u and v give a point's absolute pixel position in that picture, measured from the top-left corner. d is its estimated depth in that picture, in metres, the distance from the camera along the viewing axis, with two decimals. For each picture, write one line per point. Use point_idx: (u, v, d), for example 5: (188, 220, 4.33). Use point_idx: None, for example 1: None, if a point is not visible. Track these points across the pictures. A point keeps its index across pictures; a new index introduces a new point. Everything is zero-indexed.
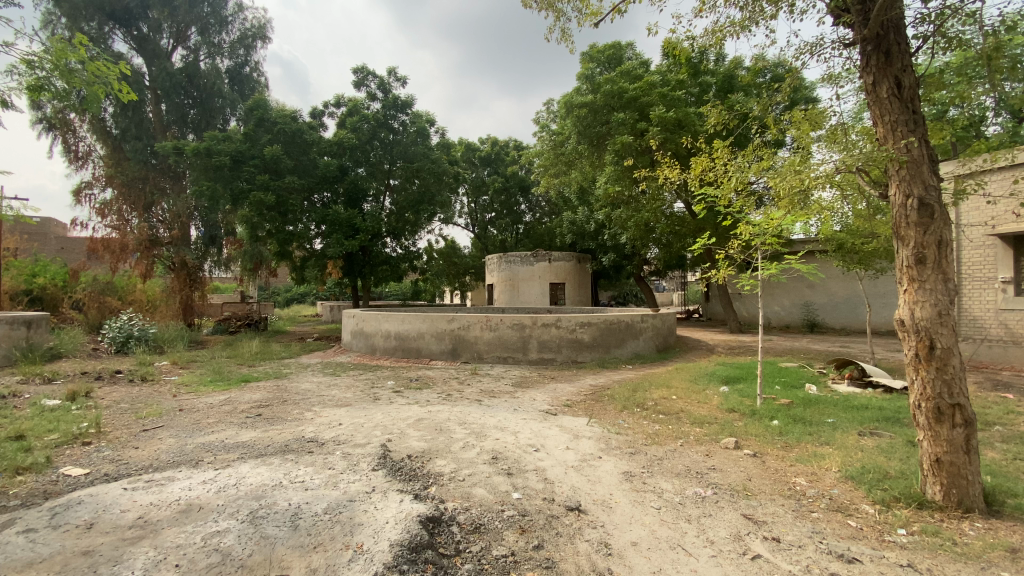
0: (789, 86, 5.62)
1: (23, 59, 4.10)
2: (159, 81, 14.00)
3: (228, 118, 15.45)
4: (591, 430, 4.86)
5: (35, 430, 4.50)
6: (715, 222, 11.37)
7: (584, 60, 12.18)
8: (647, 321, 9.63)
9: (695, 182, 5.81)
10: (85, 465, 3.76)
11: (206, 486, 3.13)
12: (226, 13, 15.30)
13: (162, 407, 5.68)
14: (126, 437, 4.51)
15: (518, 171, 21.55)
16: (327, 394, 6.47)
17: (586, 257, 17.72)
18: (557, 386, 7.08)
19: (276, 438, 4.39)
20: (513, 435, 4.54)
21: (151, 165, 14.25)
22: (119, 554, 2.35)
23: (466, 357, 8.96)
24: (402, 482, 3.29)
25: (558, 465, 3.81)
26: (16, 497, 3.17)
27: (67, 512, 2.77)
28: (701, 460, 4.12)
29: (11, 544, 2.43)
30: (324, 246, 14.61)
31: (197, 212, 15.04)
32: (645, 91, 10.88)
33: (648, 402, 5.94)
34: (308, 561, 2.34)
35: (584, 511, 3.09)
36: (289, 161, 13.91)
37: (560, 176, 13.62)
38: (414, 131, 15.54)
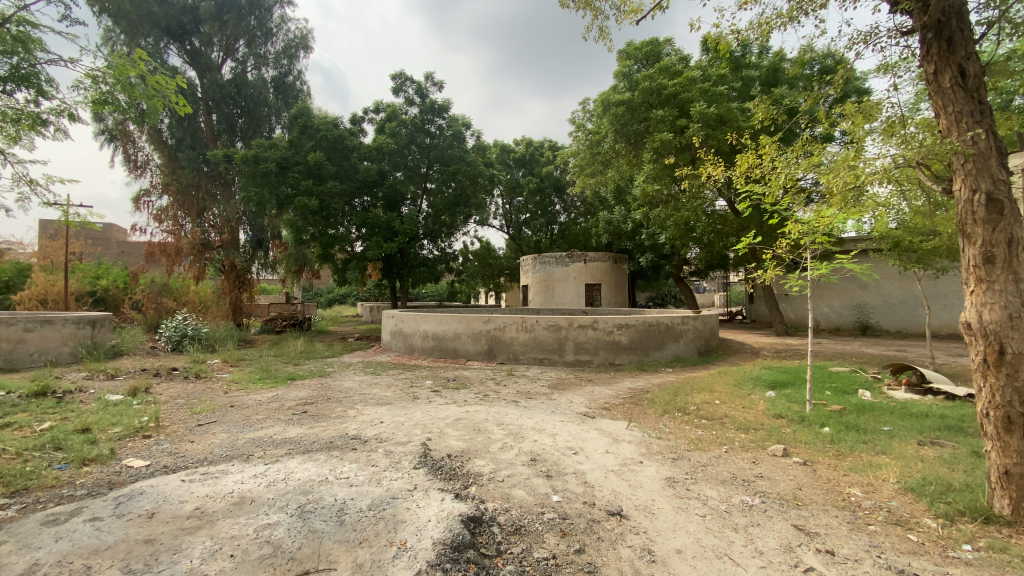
0: (841, 78, 5.36)
1: (88, 74, 4.38)
2: (210, 93, 14.73)
3: (273, 126, 16.07)
4: (631, 434, 4.77)
5: (100, 424, 4.80)
6: (760, 220, 11.01)
7: (621, 58, 12.01)
8: (688, 324, 9.40)
9: (740, 179, 5.62)
10: (145, 457, 3.98)
11: (257, 481, 3.25)
12: (272, 25, 15.96)
13: (214, 403, 5.95)
14: (182, 431, 4.75)
15: (553, 171, 21.44)
16: (368, 393, 6.60)
17: (623, 257, 17.47)
18: (594, 389, 7.00)
19: (320, 435, 4.52)
20: (551, 437, 4.51)
21: (203, 172, 15.00)
22: (178, 543, 2.46)
23: (503, 358, 8.98)
24: (442, 482, 3.31)
25: (598, 468, 3.75)
26: (84, 486, 3.39)
27: (129, 502, 2.93)
28: (748, 466, 3.98)
29: (80, 532, 2.58)
30: (364, 248, 14.97)
31: (245, 217, 15.72)
32: (685, 87, 10.64)
33: (690, 406, 5.79)
34: (354, 555, 2.39)
35: (625, 516, 3.03)
36: (332, 166, 14.35)
37: (596, 176, 13.51)
38: (450, 135, 15.77)
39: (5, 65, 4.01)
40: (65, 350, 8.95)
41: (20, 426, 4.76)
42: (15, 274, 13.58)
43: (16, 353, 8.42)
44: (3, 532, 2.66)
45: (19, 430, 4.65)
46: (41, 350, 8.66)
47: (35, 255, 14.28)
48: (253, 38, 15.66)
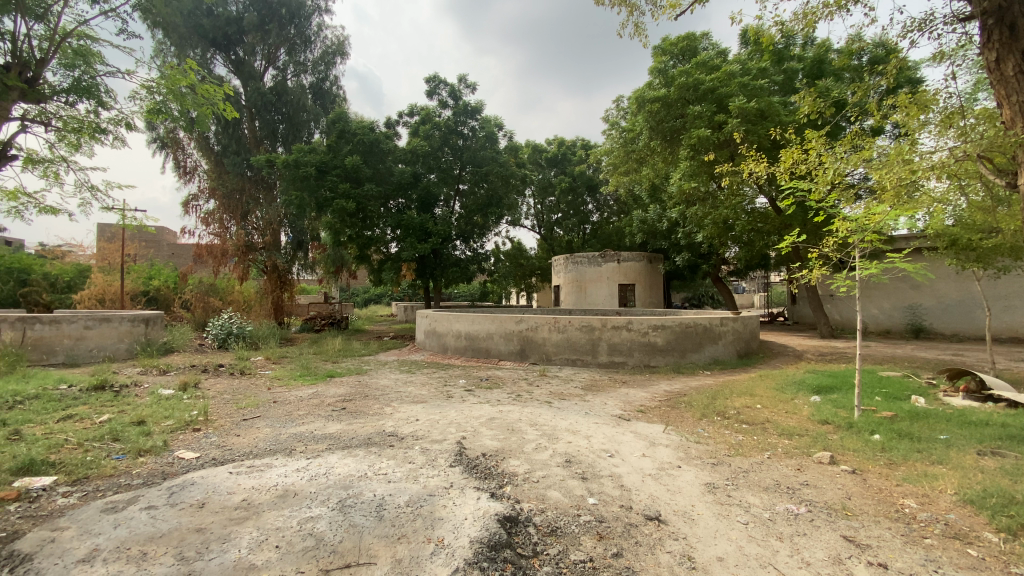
0: (893, 68, 5.11)
1: (143, 85, 4.61)
2: (252, 100, 15.29)
3: (312, 131, 16.55)
4: (668, 437, 4.67)
5: (154, 417, 5.06)
6: (804, 218, 10.60)
7: (656, 54, 11.78)
8: (727, 325, 9.14)
9: (784, 175, 5.41)
10: (196, 450, 4.16)
11: (299, 474, 3.35)
12: (311, 32, 16.44)
13: (259, 399, 6.18)
14: (229, 425, 4.96)
15: (586, 169, 21.25)
16: (404, 391, 6.71)
17: (658, 257, 17.17)
18: (629, 391, 6.89)
19: (359, 432, 4.62)
20: (586, 439, 4.46)
21: (247, 176, 15.62)
22: (227, 533, 2.56)
23: (535, 358, 8.96)
24: (478, 481, 3.33)
25: (635, 472, 3.69)
26: (140, 476, 3.58)
27: (182, 492, 3.08)
28: (792, 474, 3.83)
29: (137, 519, 2.72)
30: (398, 249, 15.24)
31: (287, 220, 16.28)
32: (723, 82, 10.40)
33: (729, 410, 5.63)
34: (393, 551, 2.43)
35: (664, 521, 2.97)
36: (368, 170, 14.68)
37: (631, 174, 13.33)
38: (483, 136, 15.89)
39: (69, 78, 4.22)
40: (122, 347, 9.48)
41: (82, 418, 5.07)
42: (76, 274, 14.48)
43: (78, 349, 8.97)
44: (67, 518, 2.83)
45: (81, 422, 4.95)
46: (100, 347, 9.20)
47: (95, 257, 15.21)
48: (293, 46, 16.19)
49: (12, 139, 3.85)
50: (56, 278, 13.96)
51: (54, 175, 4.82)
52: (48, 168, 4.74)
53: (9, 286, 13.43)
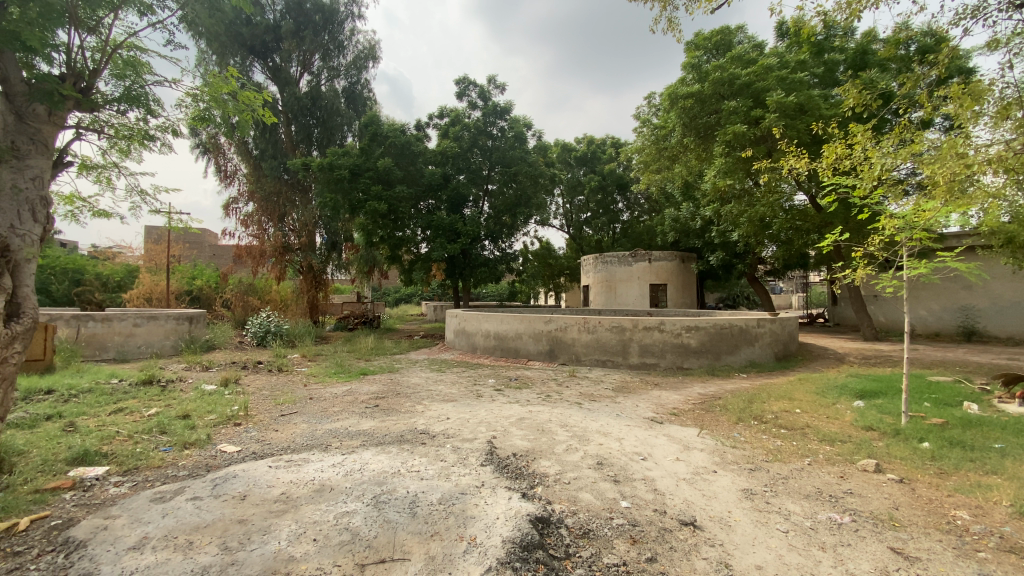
0: (944, 57, 4.86)
1: (188, 93, 4.80)
2: (289, 105, 15.75)
3: (345, 135, 16.93)
4: (702, 441, 4.57)
5: (198, 411, 5.27)
6: (846, 215, 10.20)
7: (689, 49, 11.58)
8: (764, 327, 8.87)
9: (827, 172, 5.21)
10: (237, 444, 4.31)
11: (335, 469, 3.43)
12: (344, 37, 16.81)
13: (296, 395, 6.35)
14: (268, 420, 5.12)
15: (616, 168, 21.02)
16: (434, 390, 6.79)
17: (690, 257, 16.84)
18: (661, 393, 6.77)
19: (391, 429, 4.70)
20: (617, 441, 4.40)
21: (284, 180, 16.12)
22: (267, 525, 2.64)
23: (564, 359, 8.90)
24: (509, 480, 3.34)
25: (668, 476, 3.62)
26: (185, 468, 3.73)
27: (224, 484, 3.19)
28: (835, 481, 3.69)
29: (183, 509, 2.84)
30: (428, 249, 15.43)
31: (321, 222, 16.71)
32: (760, 76, 10.11)
33: (766, 414, 5.46)
34: (427, 548, 2.45)
35: (699, 527, 2.90)
36: (399, 172, 14.91)
37: (662, 171, 13.10)
38: (512, 136, 15.95)
39: (120, 88, 4.26)
40: (167, 344, 9.92)
41: (132, 411, 5.32)
42: (126, 274, 15.25)
43: (127, 345, 9.42)
44: (119, 507, 2.98)
45: (131, 415, 5.20)
46: (147, 343, 9.65)
47: (143, 258, 15.99)
48: (328, 52, 16.57)
49: (68, 148, 4.02)
50: (107, 278, 14.75)
51: (106, 180, 5.08)
52: (100, 173, 5.00)
53: (66, 285, 14.26)
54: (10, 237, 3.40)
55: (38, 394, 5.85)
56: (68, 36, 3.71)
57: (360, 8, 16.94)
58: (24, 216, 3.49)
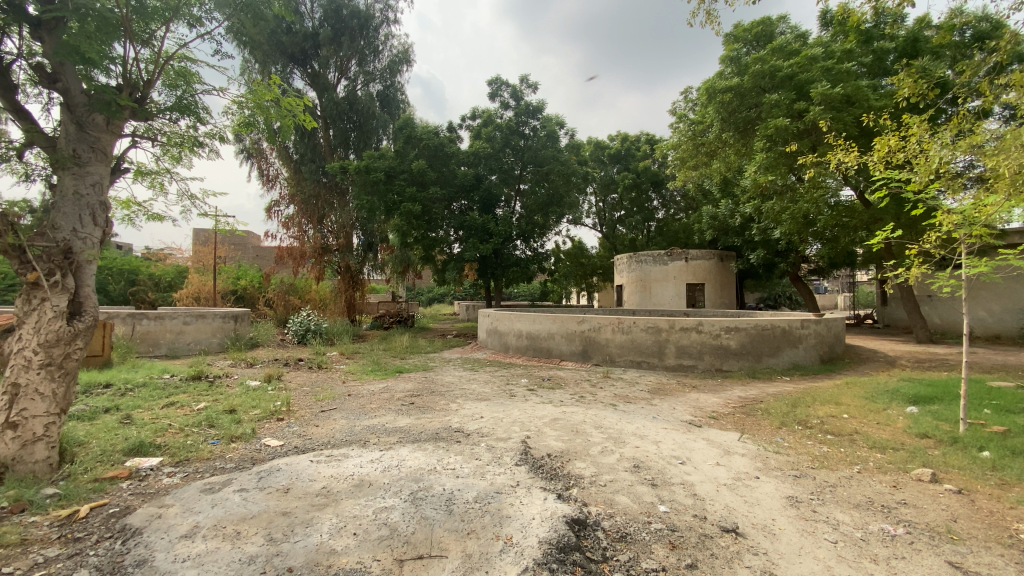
0: (1009, 41, 4.54)
1: (234, 101, 4.98)
2: (327, 110, 16.22)
3: (381, 138, 17.30)
4: (743, 446, 4.43)
5: (244, 406, 5.49)
6: (898, 211, 9.70)
7: (728, 42, 11.29)
8: (808, 328, 8.54)
9: (878, 166, 4.97)
10: (280, 438, 4.46)
11: (373, 465, 3.50)
12: (379, 42, 17.16)
13: (335, 392, 6.53)
14: (309, 416, 5.29)
15: (651, 165, 20.64)
16: (469, 389, 6.84)
17: (730, 255, 16.37)
18: (699, 396, 6.61)
19: (427, 426, 4.77)
20: (655, 444, 4.32)
21: (322, 183, 16.60)
22: (310, 518, 2.72)
23: (598, 360, 8.80)
24: (544, 481, 3.33)
25: (708, 481, 3.52)
26: (232, 460, 3.89)
27: (269, 477, 3.31)
28: (887, 491, 3.50)
29: (232, 500, 2.97)
30: (461, 250, 15.56)
31: (358, 223, 17.13)
32: (804, 67, 9.74)
33: (812, 419, 5.25)
34: (463, 546, 2.47)
35: (742, 534, 2.81)
36: (433, 173, 15.09)
37: (699, 168, 12.79)
38: (544, 135, 15.90)
39: (172, 97, 4.46)
40: (214, 341, 10.37)
41: (183, 405, 5.60)
42: (176, 275, 16.06)
43: (178, 342, 9.90)
44: (172, 496, 3.13)
45: (182, 409, 5.47)
46: (196, 340, 10.13)
47: (192, 259, 16.79)
48: (363, 57, 16.94)
49: (125, 155, 4.24)
50: (159, 279, 15.55)
51: (159, 185, 5.34)
52: (154, 179, 5.26)
53: (122, 285, 15.12)
54: (73, 239, 3.65)
55: (98, 388, 6.22)
56: (124, 49, 3.91)
57: (394, 13, 17.25)
58: (85, 220, 3.74)
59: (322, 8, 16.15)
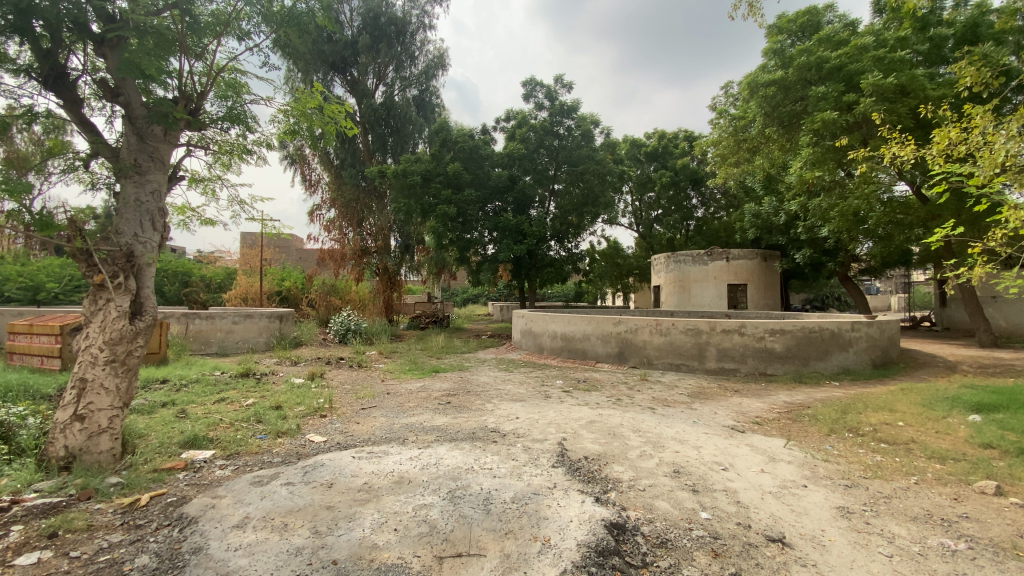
0: None
1: (280, 110, 5.18)
2: (366, 116, 16.69)
3: (417, 142, 17.65)
4: (789, 453, 4.27)
5: (289, 402, 5.71)
6: (958, 207, 9.13)
7: (771, 34, 10.94)
8: (859, 331, 8.15)
9: (937, 160, 4.68)
10: (323, 434, 4.61)
11: (413, 463, 3.57)
12: (415, 48, 17.49)
13: (374, 390, 6.70)
14: (350, 413, 5.44)
15: (689, 163, 20.17)
16: (504, 389, 6.86)
17: (773, 255, 15.80)
18: (741, 400, 6.41)
19: (463, 425, 4.83)
20: (695, 449, 4.21)
21: (362, 187, 17.06)
22: (352, 513, 2.80)
23: (635, 362, 8.66)
24: (582, 483, 3.31)
25: (752, 488, 3.41)
26: (279, 455, 4.04)
27: (314, 472, 3.43)
28: (947, 504, 3.30)
29: (279, 493, 3.09)
30: (496, 250, 15.63)
31: (396, 225, 17.50)
32: (854, 57, 9.30)
33: (863, 427, 5.00)
34: (502, 545, 2.49)
35: (789, 544, 2.72)
36: (468, 175, 15.26)
37: (741, 165, 12.42)
38: (579, 135, 15.80)
39: (223, 108, 4.68)
40: (261, 340, 10.82)
41: (233, 401, 5.87)
42: (225, 277, 16.85)
43: (228, 340, 10.39)
44: (224, 487, 3.29)
45: (232, 404, 5.74)
46: (245, 339, 10.59)
47: (240, 261, 17.57)
48: (400, 63, 17.30)
49: (180, 164, 4.48)
50: (210, 280, 16.38)
51: (211, 192, 5.62)
52: (207, 186, 5.54)
53: (176, 286, 15.98)
54: (135, 244, 3.89)
55: (156, 383, 6.60)
56: (179, 62, 4.13)
57: (430, 18, 17.54)
58: (146, 225, 3.98)
59: (361, 17, 16.57)
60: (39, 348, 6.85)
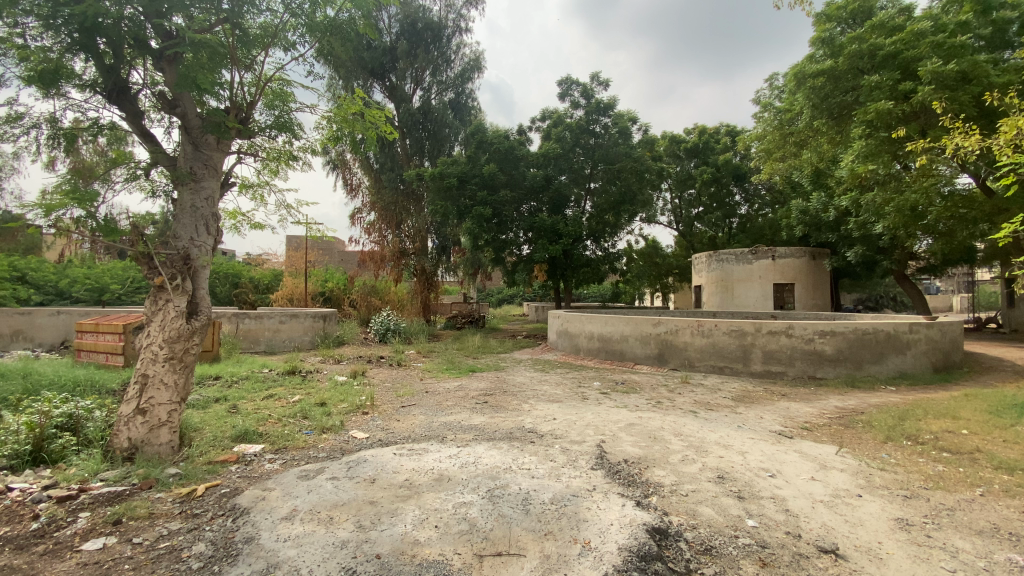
0: None
1: (324, 117, 5.36)
2: (404, 120, 17.05)
3: (453, 145, 17.90)
4: (841, 460, 4.07)
5: (333, 399, 5.90)
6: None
7: (819, 22, 10.47)
8: (918, 332, 7.68)
9: (1005, 150, 4.34)
10: (366, 431, 4.73)
11: (452, 461, 3.62)
12: (451, 52, 17.73)
13: (414, 388, 6.82)
14: (391, 410, 5.57)
15: (732, 158, 19.55)
16: (541, 389, 6.86)
17: (822, 253, 15.12)
18: (789, 404, 6.16)
19: (501, 425, 4.86)
20: (740, 455, 4.08)
21: (400, 190, 17.42)
22: (394, 508, 2.87)
23: (676, 364, 8.46)
24: (622, 487, 3.27)
25: (802, 496, 3.28)
26: (324, 450, 4.18)
27: (357, 467, 3.53)
28: (1018, 518, 3.06)
29: (326, 487, 3.20)
30: (531, 251, 15.61)
31: (433, 227, 17.78)
32: (910, 44, 8.79)
33: (923, 435, 4.71)
34: (542, 546, 2.49)
35: (843, 556, 2.59)
36: (504, 176, 15.34)
37: (787, 159, 11.92)
38: (616, 133, 15.60)
39: (271, 117, 4.88)
40: (306, 338, 11.23)
41: (280, 397, 6.12)
42: (273, 278, 17.60)
43: (275, 339, 10.83)
44: (274, 480, 3.43)
45: (280, 400, 5.98)
46: (291, 338, 11.02)
47: (286, 263, 18.28)
48: (437, 67, 17.58)
49: (232, 171, 4.71)
50: (259, 281, 17.13)
51: (260, 197, 5.87)
52: (256, 191, 5.79)
53: (228, 288, 16.78)
54: (190, 247, 4.11)
55: (210, 380, 6.95)
56: (230, 75, 4.33)
57: (466, 22, 17.75)
58: (200, 230, 4.20)
59: (399, 23, 16.91)
60: (105, 346, 7.34)
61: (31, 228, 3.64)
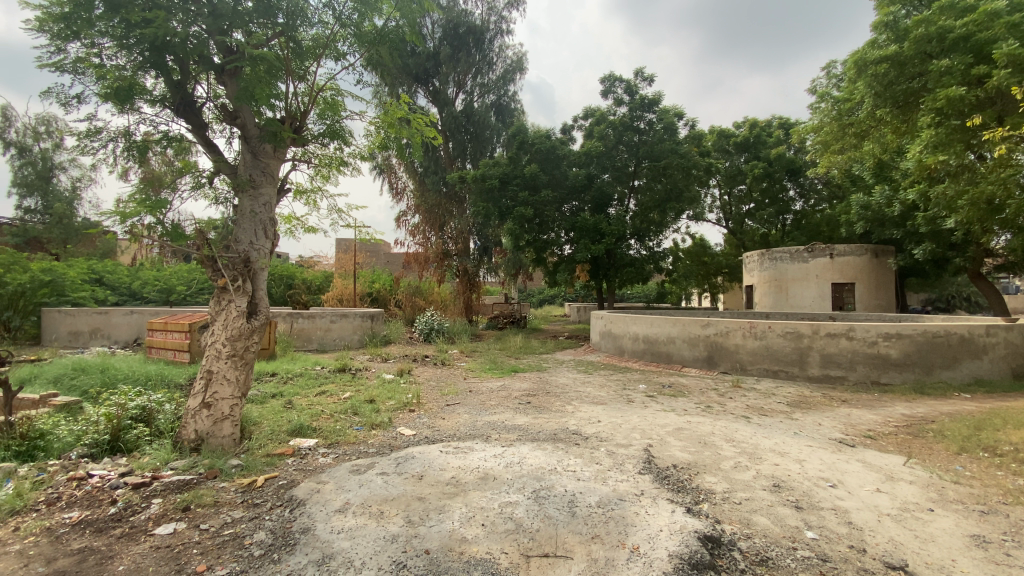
0: None
1: (373, 123, 5.52)
2: (447, 124, 17.38)
3: (495, 146, 18.08)
4: (909, 471, 3.81)
5: (381, 397, 6.08)
6: None
7: (881, 5, 9.84)
8: (997, 335, 7.08)
9: None
10: (413, 428, 4.84)
11: (497, 460, 3.65)
12: (493, 54, 17.91)
13: (458, 387, 6.92)
14: (437, 408, 5.68)
15: (785, 151, 18.69)
16: (584, 391, 6.81)
17: (885, 250, 14.19)
18: (850, 411, 5.83)
19: (545, 425, 4.87)
20: (797, 463, 3.89)
21: (443, 193, 17.71)
22: (442, 505, 2.92)
23: (726, 367, 8.18)
24: (671, 492, 3.20)
25: (866, 509, 3.09)
26: (374, 446, 4.32)
27: (406, 463, 3.62)
28: None
29: (376, 482, 3.30)
30: (573, 251, 15.48)
31: (475, 229, 17.97)
32: (983, 26, 8.22)
33: (1005, 445, 4.33)
34: (589, 549, 2.47)
35: (913, 574, 2.44)
36: (545, 176, 15.32)
37: (846, 151, 11.27)
38: (661, 129, 15.26)
39: (324, 126, 5.08)
40: (355, 337, 11.60)
41: (332, 394, 6.36)
42: (323, 279, 18.32)
43: (326, 338, 11.27)
44: (327, 474, 3.58)
45: (332, 396, 6.22)
46: (341, 337, 11.43)
47: (336, 265, 18.98)
48: (479, 70, 17.80)
49: (287, 178, 4.94)
50: (310, 283, 17.86)
51: (314, 202, 6.13)
52: (309, 197, 6.04)
53: (282, 289, 17.60)
54: (250, 249, 4.34)
55: (267, 376, 7.32)
56: (285, 85, 4.53)
57: (508, 24, 17.88)
58: (259, 234, 4.43)
59: (442, 29, 17.23)
60: (173, 343, 7.87)
61: (109, 234, 3.95)
